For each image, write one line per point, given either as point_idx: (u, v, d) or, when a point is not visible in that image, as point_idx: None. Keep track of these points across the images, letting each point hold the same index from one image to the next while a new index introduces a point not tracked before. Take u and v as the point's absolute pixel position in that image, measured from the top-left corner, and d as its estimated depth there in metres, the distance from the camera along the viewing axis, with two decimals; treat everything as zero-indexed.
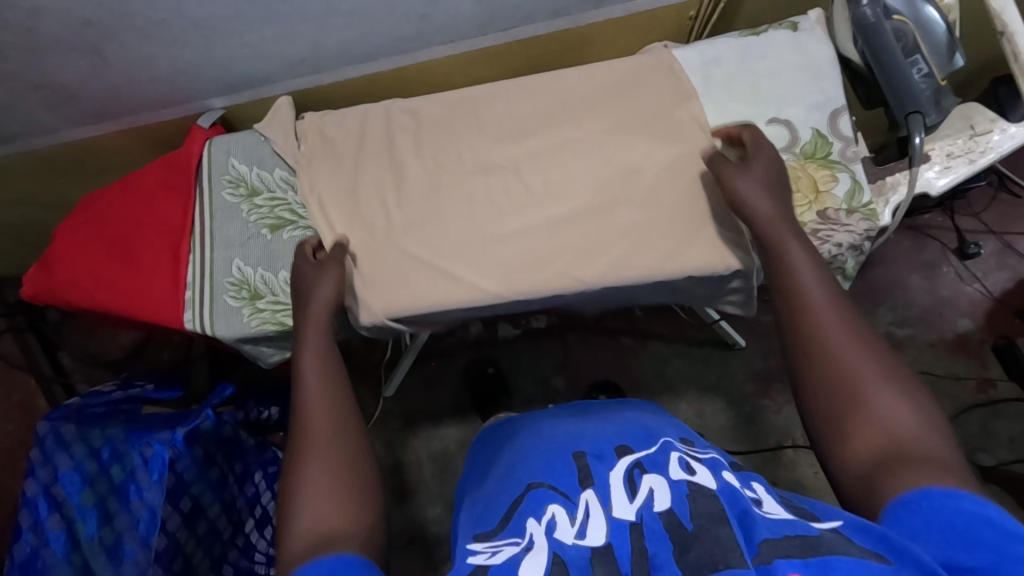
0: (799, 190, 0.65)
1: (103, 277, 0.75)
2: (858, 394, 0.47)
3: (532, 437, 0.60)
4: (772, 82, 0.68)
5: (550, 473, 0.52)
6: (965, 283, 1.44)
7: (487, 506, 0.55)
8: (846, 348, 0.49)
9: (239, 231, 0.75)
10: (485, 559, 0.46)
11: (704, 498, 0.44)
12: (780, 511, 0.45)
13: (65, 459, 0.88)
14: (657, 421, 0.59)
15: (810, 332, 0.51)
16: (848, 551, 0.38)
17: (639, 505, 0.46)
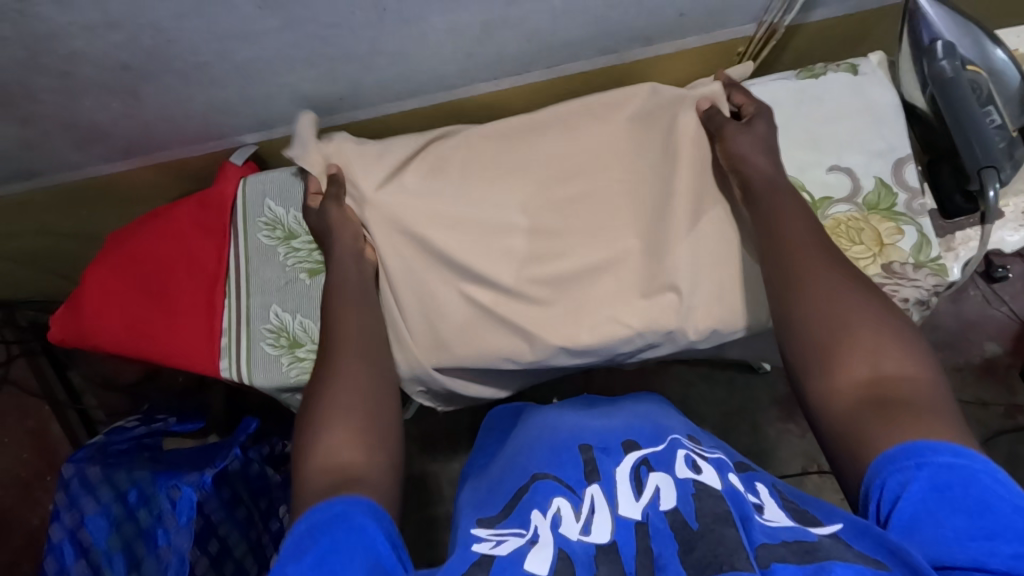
0: (862, 242, 0.62)
1: (135, 320, 0.73)
2: (843, 332, 0.48)
3: (538, 430, 0.61)
4: (832, 127, 0.66)
5: (558, 466, 0.53)
6: (992, 306, 1.43)
7: (492, 494, 0.55)
8: (825, 281, 0.51)
9: (276, 275, 0.72)
10: (490, 548, 0.45)
11: (708, 499, 0.44)
12: (782, 517, 0.43)
13: (91, 502, 0.85)
14: (670, 415, 0.60)
15: (795, 281, 0.52)
16: (845, 556, 0.37)
17: (645, 503, 0.46)
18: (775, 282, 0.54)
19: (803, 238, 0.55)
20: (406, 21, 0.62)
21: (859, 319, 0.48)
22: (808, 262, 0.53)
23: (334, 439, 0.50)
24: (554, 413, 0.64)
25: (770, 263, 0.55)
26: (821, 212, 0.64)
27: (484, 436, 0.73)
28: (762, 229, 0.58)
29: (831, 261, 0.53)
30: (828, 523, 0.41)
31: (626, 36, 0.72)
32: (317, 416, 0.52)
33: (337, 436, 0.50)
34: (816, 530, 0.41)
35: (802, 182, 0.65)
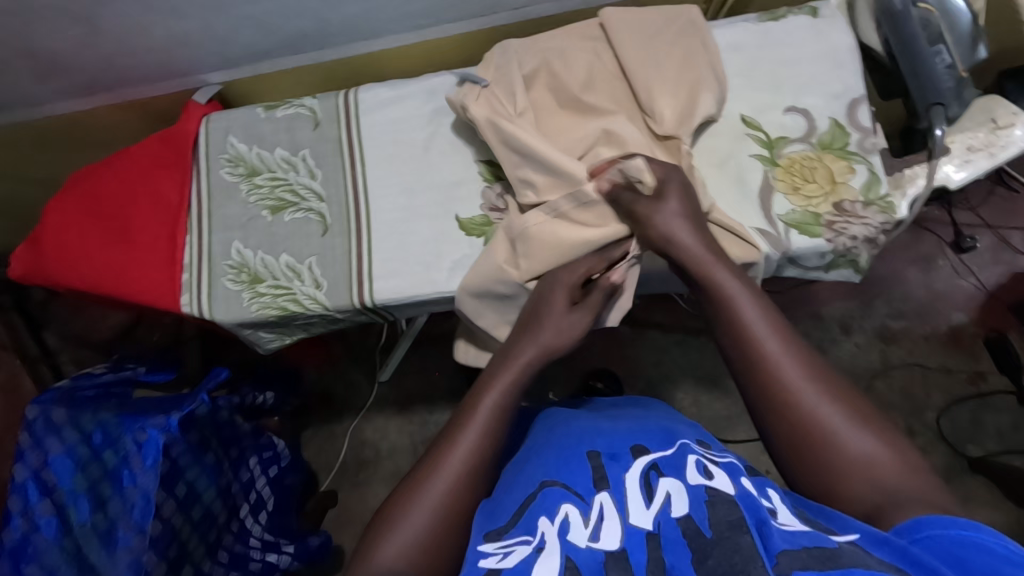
0: (815, 180, 0.64)
1: (94, 257, 0.72)
2: (827, 443, 0.47)
3: (551, 434, 0.62)
4: (791, 70, 0.67)
5: (566, 474, 0.53)
6: (960, 276, 1.45)
7: (495, 501, 0.53)
8: (799, 383, 0.49)
9: (239, 212, 0.73)
10: (498, 562, 0.45)
11: (722, 505, 0.43)
12: (796, 522, 0.42)
13: (55, 444, 0.86)
14: (682, 425, 0.61)
15: (777, 398, 0.49)
16: (867, 564, 0.37)
17: (657, 512, 0.45)
18: (758, 389, 0.51)
19: (771, 337, 0.52)
20: None
21: (844, 436, 0.47)
22: (778, 362, 0.50)
23: (394, 546, 0.48)
24: (569, 423, 0.63)
25: (739, 371, 0.53)
26: (776, 151, 0.65)
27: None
28: (730, 330, 0.54)
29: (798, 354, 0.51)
30: (842, 532, 0.41)
31: None
32: (390, 515, 0.50)
33: (399, 540, 0.48)
34: (834, 537, 0.41)
35: (757, 122, 0.66)
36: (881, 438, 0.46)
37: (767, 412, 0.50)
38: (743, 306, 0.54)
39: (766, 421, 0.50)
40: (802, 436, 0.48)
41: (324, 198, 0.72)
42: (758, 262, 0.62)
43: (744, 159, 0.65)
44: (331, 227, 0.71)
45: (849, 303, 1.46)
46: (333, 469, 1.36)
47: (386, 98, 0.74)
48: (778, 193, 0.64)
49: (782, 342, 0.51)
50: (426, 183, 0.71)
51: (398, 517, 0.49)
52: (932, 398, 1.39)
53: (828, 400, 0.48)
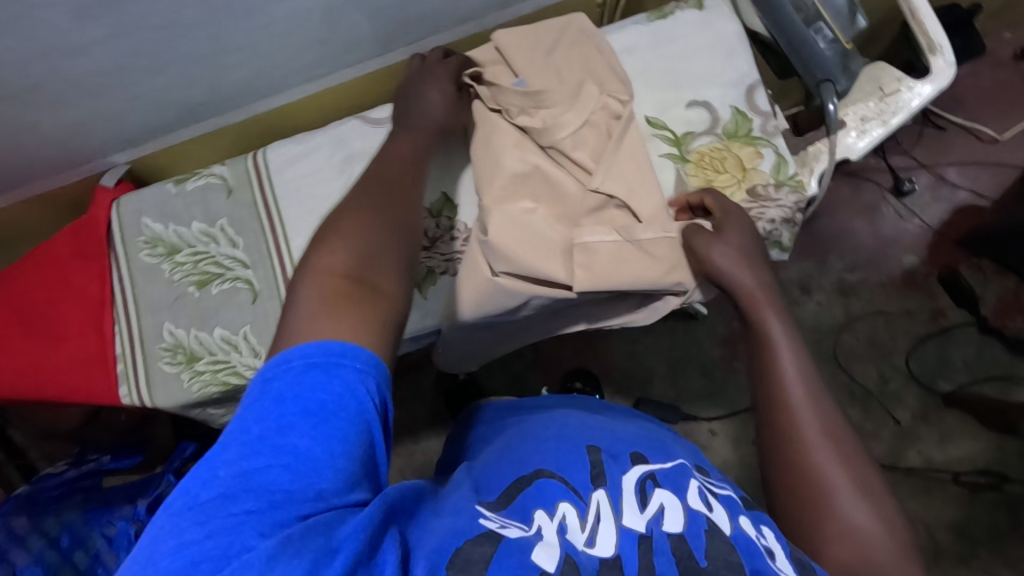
0: (726, 170, 0.64)
1: (17, 362, 0.70)
2: (824, 498, 0.49)
3: (541, 422, 0.63)
4: (686, 65, 0.68)
5: (564, 467, 0.53)
6: (905, 220, 1.48)
7: (489, 479, 0.55)
8: (813, 432, 0.51)
9: (164, 293, 0.71)
10: (497, 528, 0.45)
11: (719, 540, 0.44)
12: (790, 571, 0.44)
13: (21, 555, 0.80)
14: (675, 441, 0.63)
15: (790, 439, 0.52)
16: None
17: (649, 518, 0.46)
18: (773, 423, 0.53)
19: (796, 384, 0.53)
20: (240, 14, 0.60)
21: (845, 498, 0.48)
22: (806, 415, 0.52)
23: (330, 259, 0.46)
24: (561, 417, 0.63)
25: (763, 411, 0.54)
26: (684, 147, 0.66)
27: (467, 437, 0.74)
28: (758, 371, 0.56)
29: (827, 413, 0.52)
30: None
31: (479, 3, 0.72)
32: (323, 235, 0.49)
33: (341, 252, 0.47)
34: None
35: (663, 121, 0.67)
36: (882, 517, 0.48)
37: (777, 447, 0.52)
38: (779, 350, 0.55)
39: (771, 452, 0.53)
40: (809, 484, 0.50)
41: (249, 264, 0.71)
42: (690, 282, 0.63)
43: (654, 160, 0.66)
44: (261, 293, 0.70)
45: (805, 264, 1.48)
46: None
47: (295, 154, 0.73)
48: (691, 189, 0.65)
49: (809, 392, 0.53)
50: None
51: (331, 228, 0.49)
52: (898, 342, 1.42)
53: (844, 465, 0.50)
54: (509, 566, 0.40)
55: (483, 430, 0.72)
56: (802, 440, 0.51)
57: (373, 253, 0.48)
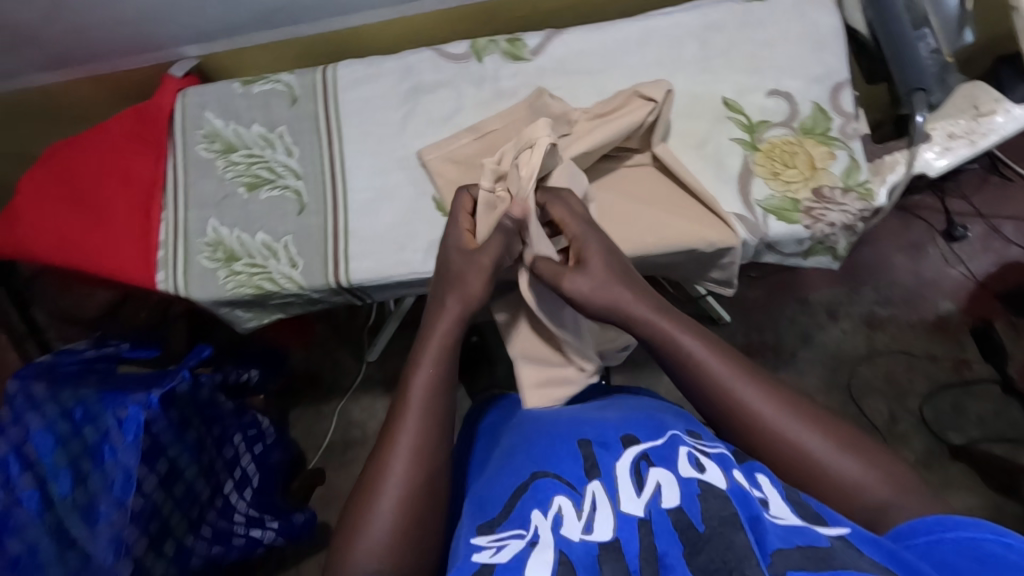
0: (796, 165, 0.63)
1: (68, 233, 0.72)
2: (821, 468, 0.50)
3: (537, 420, 0.63)
4: (773, 53, 0.66)
5: (557, 462, 0.54)
6: (950, 265, 1.45)
7: (485, 493, 0.56)
8: (765, 408, 0.52)
9: (214, 188, 0.72)
10: (490, 557, 0.46)
11: (715, 499, 0.44)
12: (788, 513, 0.45)
13: (36, 418, 0.85)
14: (669, 415, 0.62)
15: (754, 432, 0.52)
16: (856, 565, 0.39)
17: (648, 500, 0.46)
18: (727, 421, 0.54)
19: (721, 369, 0.54)
20: None
21: (829, 460, 0.50)
22: (750, 400, 0.53)
23: (366, 551, 0.49)
24: (555, 409, 0.65)
25: (708, 411, 0.55)
26: (756, 135, 0.65)
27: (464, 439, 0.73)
28: (690, 374, 0.55)
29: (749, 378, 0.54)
30: (833, 525, 0.44)
31: None
32: (378, 475, 0.52)
33: (374, 542, 0.49)
34: (823, 530, 0.43)
35: (739, 106, 0.65)
36: (868, 461, 0.50)
37: (747, 443, 0.53)
38: (694, 344, 0.55)
39: (745, 447, 0.53)
40: (790, 464, 0.51)
41: (300, 175, 0.71)
42: (735, 248, 0.63)
43: (723, 143, 0.65)
44: (307, 205, 0.70)
45: (836, 290, 1.46)
46: (320, 449, 1.42)
47: (364, 75, 0.72)
48: (757, 178, 0.64)
49: (730, 366, 0.54)
50: (395, 159, 0.70)
51: (382, 466, 0.52)
52: (916, 384, 1.40)
53: (811, 430, 0.52)
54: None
55: (487, 422, 0.73)
56: (761, 426, 0.52)
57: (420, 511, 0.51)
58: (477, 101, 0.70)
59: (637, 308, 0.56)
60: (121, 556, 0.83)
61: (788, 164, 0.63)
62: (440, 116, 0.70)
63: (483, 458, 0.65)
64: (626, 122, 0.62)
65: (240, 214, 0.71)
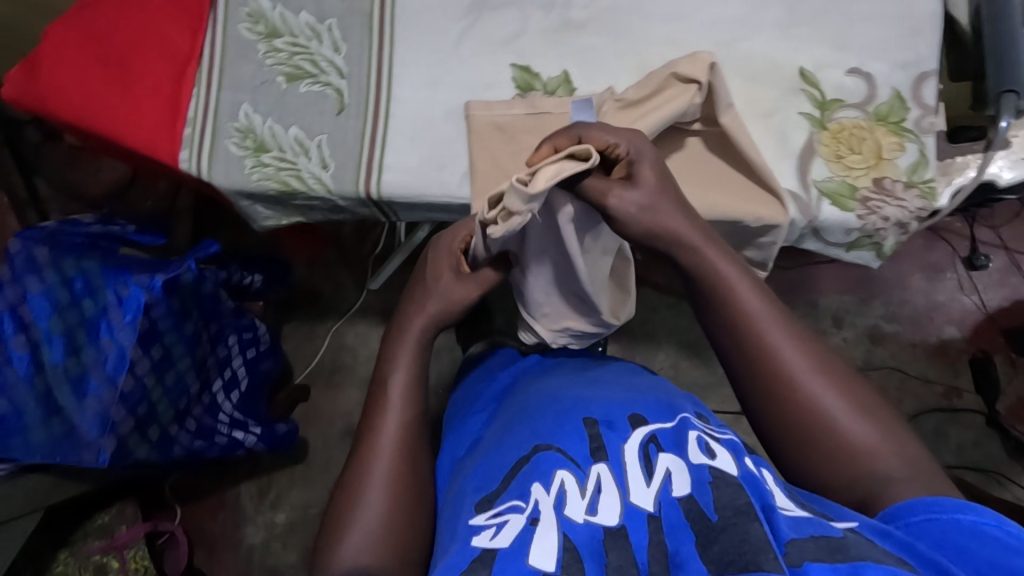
0: (861, 152, 0.61)
1: (91, 94, 0.68)
2: (835, 429, 0.51)
3: (541, 397, 0.65)
4: (862, 29, 0.62)
5: (561, 439, 0.56)
6: (963, 292, 1.44)
7: (488, 463, 0.58)
8: (794, 358, 0.53)
9: (251, 73, 0.68)
10: (490, 542, 0.47)
11: (727, 488, 0.46)
12: (794, 506, 0.46)
13: (35, 282, 0.83)
14: (679, 397, 0.64)
15: (777, 382, 0.53)
16: (873, 556, 0.40)
17: (657, 490, 0.48)
18: (753, 369, 0.54)
19: (762, 315, 0.55)
20: None
21: (844, 423, 0.51)
22: (781, 347, 0.54)
23: (354, 547, 0.54)
24: (559, 387, 0.67)
25: (733, 355, 0.56)
26: (827, 114, 0.61)
27: (457, 410, 0.77)
28: (727, 315, 0.56)
29: (786, 329, 0.54)
30: (843, 520, 0.45)
31: None
32: (364, 465, 0.58)
33: (364, 537, 0.54)
34: (837, 524, 0.44)
35: (816, 79, 0.62)
36: (883, 429, 0.51)
37: (766, 394, 0.54)
38: (744, 290, 0.55)
39: (762, 397, 0.54)
40: (803, 421, 0.52)
41: (345, 74, 0.67)
42: (782, 226, 0.60)
43: (791, 116, 0.62)
44: (348, 107, 0.67)
45: (846, 298, 1.45)
46: (309, 365, 1.42)
47: None
48: (818, 158, 0.61)
49: (771, 311, 0.55)
50: (452, 76, 0.66)
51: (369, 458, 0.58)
52: (904, 403, 1.41)
53: (831, 388, 0.52)
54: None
55: (480, 394, 0.77)
56: (788, 378, 0.53)
57: (404, 496, 0.57)
58: (542, 27, 0.65)
59: (689, 234, 0.56)
60: (106, 432, 0.83)
61: (856, 148, 0.61)
62: (500, 36, 0.66)
63: (478, 435, 0.68)
64: (663, 116, 0.58)
65: (274, 108, 0.67)
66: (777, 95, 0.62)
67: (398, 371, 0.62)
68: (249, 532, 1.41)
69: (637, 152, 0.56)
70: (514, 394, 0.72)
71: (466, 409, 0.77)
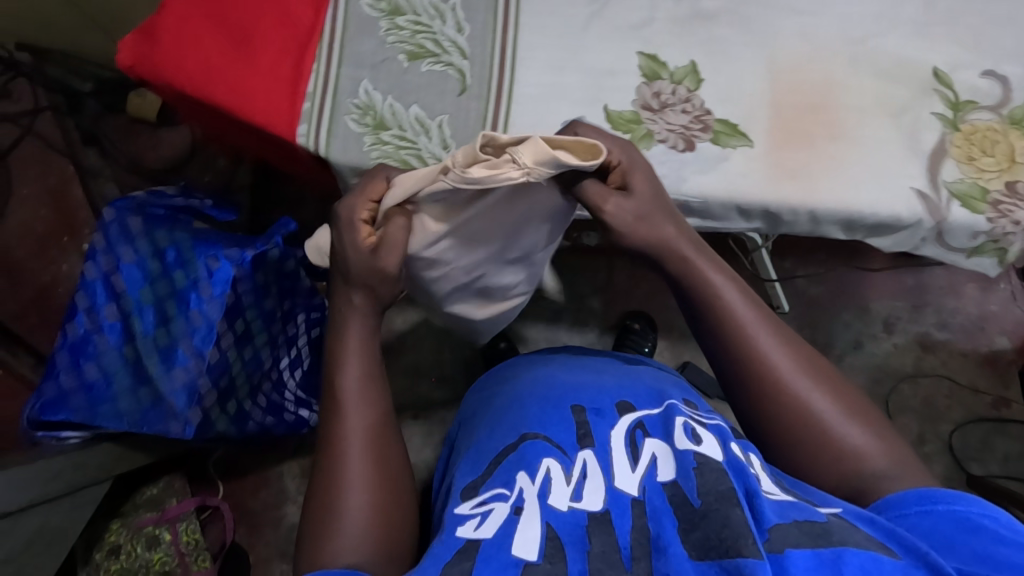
0: (993, 154, 0.60)
1: (210, 64, 0.68)
2: (827, 432, 0.50)
3: (530, 385, 0.65)
4: (995, 30, 0.62)
5: (548, 427, 0.56)
6: (1017, 304, 1.42)
7: (478, 453, 0.58)
8: (781, 363, 0.52)
9: (373, 50, 0.68)
10: (474, 533, 0.46)
11: (710, 472, 0.45)
12: (779, 489, 0.46)
13: (128, 251, 0.85)
14: (665, 385, 0.64)
15: (765, 387, 0.52)
16: (854, 541, 0.40)
17: (642, 476, 0.48)
18: (738, 375, 0.53)
19: (749, 320, 0.53)
20: None
21: (836, 425, 0.50)
22: (769, 353, 0.52)
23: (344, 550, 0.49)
24: (547, 376, 0.66)
25: (721, 364, 0.54)
26: (960, 115, 0.61)
27: (455, 425, 0.77)
28: (714, 324, 0.54)
29: (772, 334, 0.53)
30: (827, 506, 0.45)
31: None
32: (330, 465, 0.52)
33: (347, 533, 0.50)
34: (821, 509, 0.44)
35: (950, 80, 0.62)
36: (874, 429, 0.50)
37: (757, 400, 0.52)
38: (731, 295, 0.54)
39: (749, 402, 0.53)
40: (799, 426, 0.51)
41: (468, 55, 0.67)
42: (902, 221, 0.61)
43: (923, 116, 0.62)
44: (470, 88, 0.66)
45: (898, 303, 1.43)
46: None
47: None
48: (949, 159, 0.61)
49: (758, 316, 0.53)
50: (580, 61, 0.66)
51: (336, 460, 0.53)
52: (952, 412, 1.39)
53: (820, 390, 0.51)
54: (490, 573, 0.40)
55: (472, 398, 0.76)
56: (777, 384, 0.51)
57: (378, 493, 0.52)
58: (672, 16, 0.65)
59: (678, 244, 0.55)
60: (193, 404, 0.83)
61: (992, 150, 0.60)
62: (628, 23, 0.66)
63: (469, 429, 0.67)
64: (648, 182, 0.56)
65: (393, 85, 0.67)
66: (908, 92, 0.62)
67: (349, 360, 0.55)
68: (289, 511, 1.42)
69: (631, 162, 0.54)
70: (505, 385, 0.70)
71: (461, 417, 0.76)
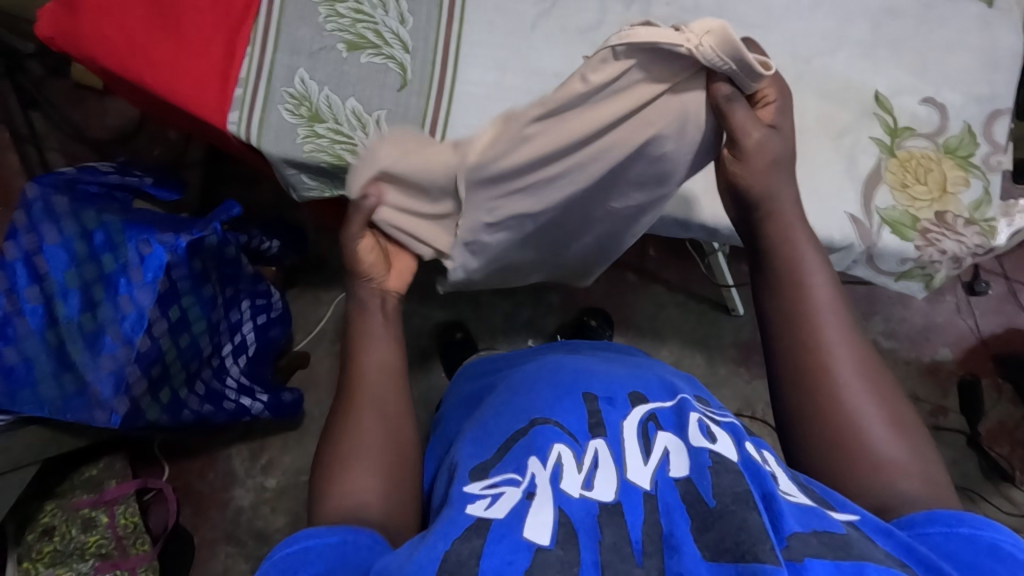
0: (926, 182, 0.61)
1: (135, 40, 0.63)
2: (860, 437, 0.46)
3: (541, 368, 0.61)
4: (939, 56, 0.62)
5: (558, 412, 0.53)
6: (961, 316, 1.45)
7: (489, 431, 0.54)
8: (846, 355, 0.47)
9: (310, 36, 0.65)
10: (483, 511, 0.43)
11: (727, 474, 0.43)
12: (799, 493, 0.43)
13: (52, 231, 0.80)
14: (678, 379, 0.61)
15: (817, 374, 0.47)
16: (875, 556, 0.37)
17: (654, 469, 0.45)
18: (800, 354, 0.48)
19: (826, 302, 0.48)
20: None
21: (881, 436, 0.46)
22: (836, 343, 0.47)
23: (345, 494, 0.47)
24: (560, 361, 0.62)
25: (782, 337, 0.49)
26: (897, 140, 0.62)
27: (450, 407, 0.74)
28: (790, 297, 0.48)
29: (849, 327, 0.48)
30: (843, 511, 0.42)
31: None
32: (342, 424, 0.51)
33: (356, 484, 0.48)
34: (835, 515, 0.41)
35: (890, 105, 0.62)
36: (913, 449, 0.46)
37: (804, 383, 0.47)
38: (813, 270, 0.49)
39: (798, 386, 0.48)
40: (835, 426, 0.46)
41: (410, 49, 0.64)
42: (836, 245, 0.61)
43: (861, 139, 0.62)
44: (410, 84, 0.64)
45: None
46: (311, 333, 1.39)
47: None
48: (884, 185, 0.61)
49: (835, 301, 0.48)
50: (525, 64, 0.64)
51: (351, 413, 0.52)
52: None
53: (874, 397, 0.47)
54: (499, 557, 0.38)
55: (471, 384, 0.75)
56: (834, 375, 0.47)
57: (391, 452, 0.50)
58: (623, 22, 0.64)
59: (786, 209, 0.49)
60: (120, 393, 0.81)
61: (922, 178, 0.61)
62: (578, 25, 0.64)
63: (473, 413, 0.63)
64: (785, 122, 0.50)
65: (328, 76, 0.64)
66: (853, 112, 0.62)
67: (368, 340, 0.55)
68: (237, 494, 1.38)
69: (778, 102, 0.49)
70: (515, 369, 0.67)
71: (463, 399, 0.72)
